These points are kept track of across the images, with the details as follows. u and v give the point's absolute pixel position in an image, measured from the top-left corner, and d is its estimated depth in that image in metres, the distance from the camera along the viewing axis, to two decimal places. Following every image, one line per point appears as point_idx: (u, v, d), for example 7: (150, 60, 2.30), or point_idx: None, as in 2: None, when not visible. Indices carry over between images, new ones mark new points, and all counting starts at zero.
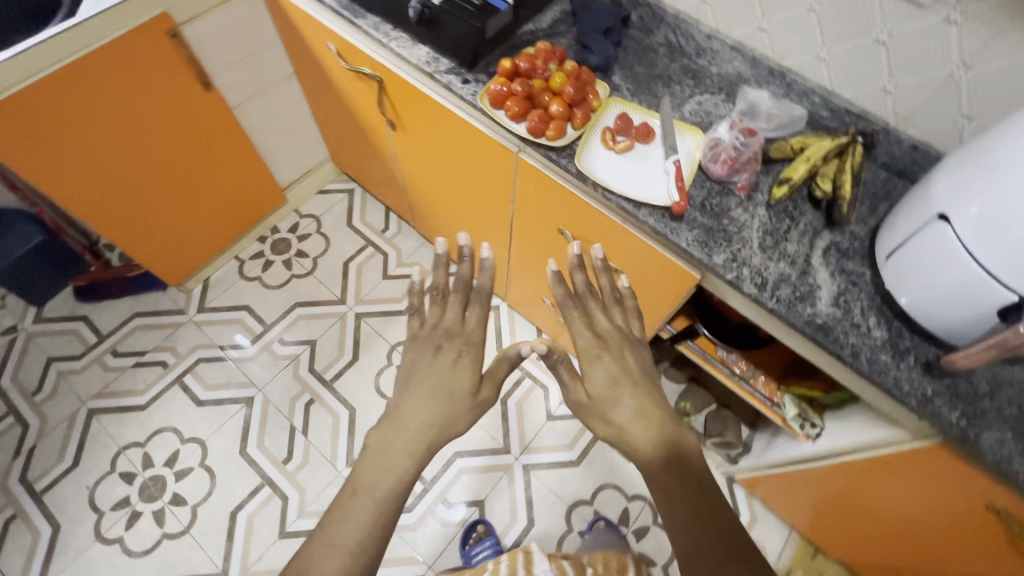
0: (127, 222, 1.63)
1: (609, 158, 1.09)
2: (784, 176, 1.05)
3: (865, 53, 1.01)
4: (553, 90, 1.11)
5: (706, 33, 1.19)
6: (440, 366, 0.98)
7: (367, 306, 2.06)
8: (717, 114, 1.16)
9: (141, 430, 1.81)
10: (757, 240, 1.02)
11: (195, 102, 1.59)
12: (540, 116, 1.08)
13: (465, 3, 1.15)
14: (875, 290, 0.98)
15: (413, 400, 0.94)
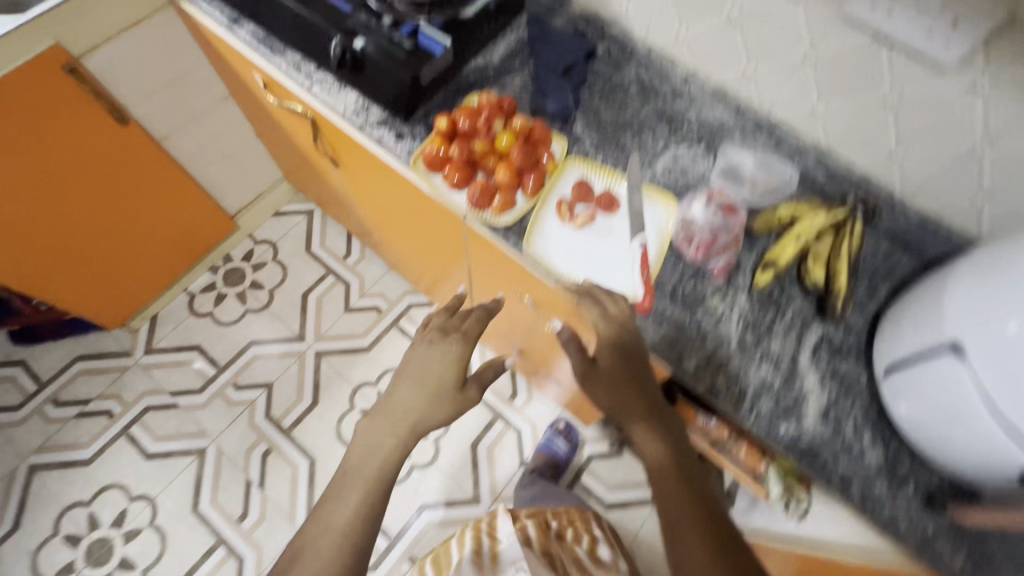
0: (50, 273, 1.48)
1: (565, 234, 0.93)
2: (769, 259, 0.90)
3: (869, 114, 0.83)
4: (500, 154, 0.95)
5: (682, 75, 1.02)
6: (432, 365, 0.93)
7: (328, 343, 1.92)
8: (693, 174, 1.00)
9: (86, 488, 1.69)
10: (736, 337, 0.88)
11: (113, 140, 1.40)
12: (483, 187, 0.92)
13: (395, 44, 0.95)
14: (871, 399, 0.85)
15: (404, 392, 0.92)
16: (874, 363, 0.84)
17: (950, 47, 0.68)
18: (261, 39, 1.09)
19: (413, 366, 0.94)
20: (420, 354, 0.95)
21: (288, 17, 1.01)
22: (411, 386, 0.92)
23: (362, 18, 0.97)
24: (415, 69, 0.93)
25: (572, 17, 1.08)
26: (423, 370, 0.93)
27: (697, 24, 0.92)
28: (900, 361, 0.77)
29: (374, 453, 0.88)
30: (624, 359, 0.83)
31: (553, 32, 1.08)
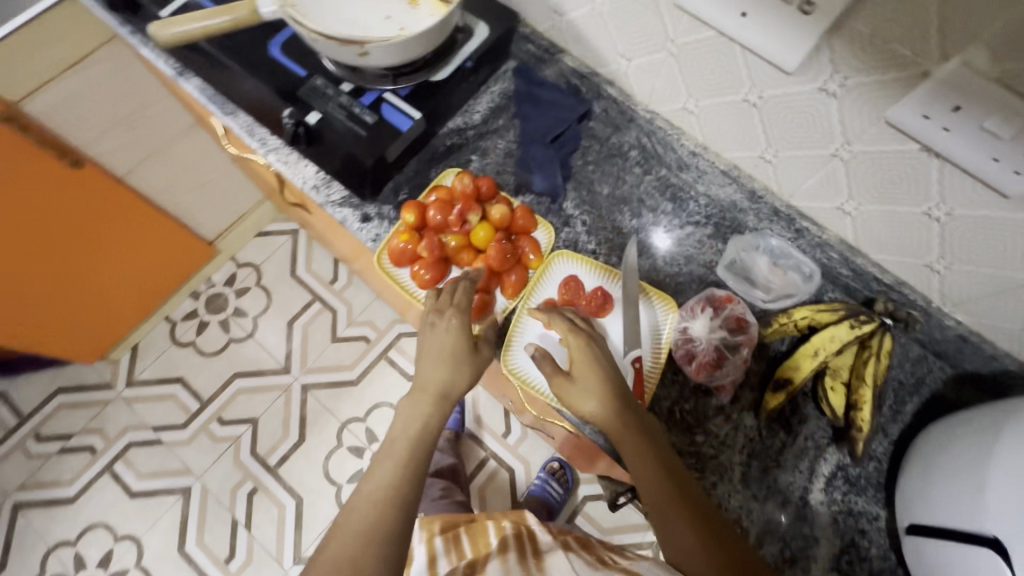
0: (16, 324, 1.40)
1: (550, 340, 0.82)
2: (781, 376, 0.79)
3: (909, 223, 0.70)
4: (477, 247, 0.84)
5: (691, 148, 0.86)
6: (449, 338, 0.73)
7: (315, 375, 1.84)
8: (699, 261, 0.89)
9: (71, 527, 1.67)
10: (739, 467, 0.78)
11: (69, 185, 1.27)
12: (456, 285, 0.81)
13: (355, 117, 0.81)
14: (890, 546, 0.75)
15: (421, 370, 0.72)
16: (895, 506, 0.75)
17: (1019, 177, 0.56)
18: (209, 94, 0.93)
19: (432, 344, 0.73)
20: (429, 331, 0.74)
21: (235, 79, 0.87)
22: (437, 364, 0.72)
23: (318, 83, 0.83)
24: (378, 152, 0.80)
25: (564, 70, 0.92)
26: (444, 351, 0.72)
27: (708, 99, 0.77)
28: (931, 521, 0.67)
29: (397, 451, 0.68)
30: (602, 371, 0.72)
31: (542, 88, 0.94)
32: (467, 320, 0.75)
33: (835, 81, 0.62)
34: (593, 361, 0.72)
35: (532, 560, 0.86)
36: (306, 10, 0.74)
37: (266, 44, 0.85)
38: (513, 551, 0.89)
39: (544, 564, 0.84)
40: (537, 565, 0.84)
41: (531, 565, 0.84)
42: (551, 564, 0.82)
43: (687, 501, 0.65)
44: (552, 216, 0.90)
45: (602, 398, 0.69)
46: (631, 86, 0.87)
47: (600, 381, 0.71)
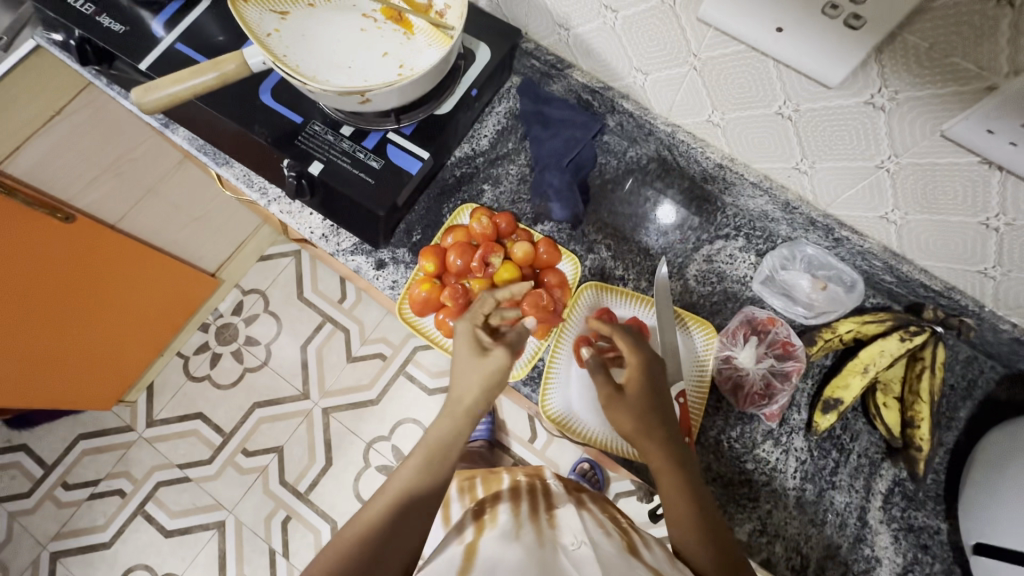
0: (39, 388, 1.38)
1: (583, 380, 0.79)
2: (831, 396, 0.76)
3: (961, 233, 0.66)
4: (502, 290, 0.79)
5: (716, 161, 0.81)
6: (467, 341, 0.71)
7: (335, 398, 1.82)
8: (733, 277, 0.85)
9: (111, 571, 1.68)
10: (793, 491, 0.76)
11: (71, 244, 1.22)
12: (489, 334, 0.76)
13: (359, 164, 0.76)
14: (954, 560, 0.73)
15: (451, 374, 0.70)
16: (958, 520, 0.73)
17: None
18: (201, 143, 0.90)
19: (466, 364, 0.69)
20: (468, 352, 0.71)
21: (227, 130, 0.81)
22: (471, 383, 0.70)
23: (316, 129, 0.78)
24: (389, 201, 0.76)
25: (573, 85, 0.87)
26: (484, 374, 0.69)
27: (735, 112, 0.72)
28: (1004, 541, 0.65)
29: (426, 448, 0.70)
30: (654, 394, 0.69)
31: (550, 105, 0.89)
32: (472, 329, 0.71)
33: (884, 95, 0.57)
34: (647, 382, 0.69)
35: (544, 515, 0.73)
36: (297, 60, 0.68)
37: (257, 90, 0.79)
38: (525, 505, 0.76)
39: (554, 518, 0.72)
40: (547, 522, 0.71)
41: (541, 520, 0.72)
42: (564, 521, 0.70)
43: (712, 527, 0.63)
44: (575, 244, 0.86)
45: (647, 416, 0.67)
46: (647, 100, 0.81)
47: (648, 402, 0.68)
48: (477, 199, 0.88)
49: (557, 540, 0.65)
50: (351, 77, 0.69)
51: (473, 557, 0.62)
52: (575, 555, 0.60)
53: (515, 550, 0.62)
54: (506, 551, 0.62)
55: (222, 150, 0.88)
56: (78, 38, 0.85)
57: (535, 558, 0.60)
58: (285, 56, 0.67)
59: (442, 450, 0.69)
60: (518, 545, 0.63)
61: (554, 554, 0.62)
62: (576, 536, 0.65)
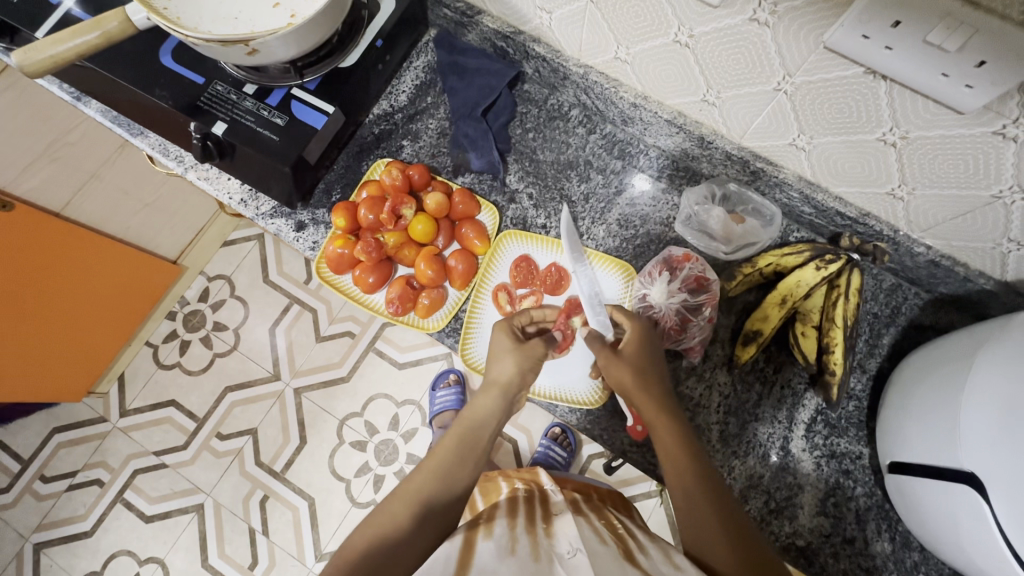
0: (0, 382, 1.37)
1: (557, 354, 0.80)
2: (751, 328, 0.76)
3: (862, 152, 0.66)
4: (413, 240, 0.81)
5: (630, 100, 0.79)
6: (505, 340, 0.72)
7: (306, 378, 1.81)
8: (656, 219, 0.85)
9: (94, 558, 1.70)
10: (717, 427, 0.76)
11: (7, 231, 1.19)
12: (403, 286, 0.78)
13: (262, 122, 0.75)
14: (874, 482, 0.74)
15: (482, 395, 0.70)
16: (877, 444, 0.73)
17: (972, 91, 0.50)
18: (115, 115, 0.88)
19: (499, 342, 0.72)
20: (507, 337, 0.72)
21: (131, 97, 0.80)
22: (503, 360, 0.71)
23: (219, 90, 0.77)
24: (293, 156, 0.74)
25: (485, 32, 0.84)
26: (529, 356, 0.71)
27: (638, 45, 0.71)
28: (911, 457, 0.65)
29: (461, 430, 0.68)
30: (650, 355, 0.69)
31: (465, 55, 0.87)
32: (399, 301, 0.77)
33: (765, 9, 0.56)
34: (645, 348, 0.70)
35: (541, 524, 0.71)
36: (179, 12, 0.66)
37: (156, 54, 0.77)
38: (521, 515, 0.73)
39: (551, 528, 0.69)
40: (545, 531, 0.68)
41: (538, 529, 0.69)
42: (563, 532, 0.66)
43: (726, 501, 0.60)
44: (496, 194, 0.85)
45: (646, 366, 0.68)
46: (557, 41, 0.80)
47: (644, 359, 0.69)
48: (396, 156, 0.87)
49: (553, 549, 0.59)
50: (238, 28, 0.68)
51: (468, 555, 0.56)
52: (572, 564, 0.55)
53: (512, 558, 0.57)
54: (502, 556, 0.57)
55: (135, 120, 0.87)
56: None
57: (529, 569, 0.55)
58: (166, 8, 0.66)
59: (478, 432, 0.67)
60: (514, 552, 0.58)
61: (551, 565, 0.56)
62: (573, 543, 0.59)
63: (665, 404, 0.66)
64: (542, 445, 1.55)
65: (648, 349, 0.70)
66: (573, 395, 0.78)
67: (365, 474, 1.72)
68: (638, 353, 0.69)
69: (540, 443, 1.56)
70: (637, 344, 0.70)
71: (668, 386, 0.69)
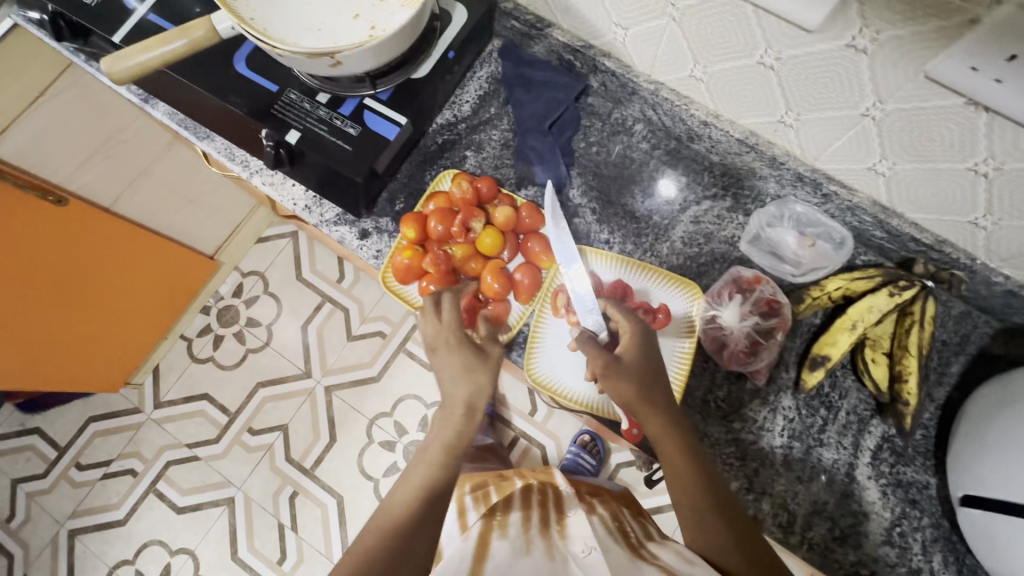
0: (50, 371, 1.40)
1: None
2: (819, 353, 0.75)
3: (949, 181, 0.65)
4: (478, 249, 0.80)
5: (700, 118, 0.79)
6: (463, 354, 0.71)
7: (336, 376, 1.82)
8: (720, 238, 0.84)
9: (127, 547, 1.73)
10: (781, 450, 0.76)
11: (65, 226, 1.20)
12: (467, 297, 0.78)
13: (334, 132, 0.75)
14: (942, 513, 0.73)
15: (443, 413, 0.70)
16: (946, 476, 0.72)
17: None
18: (181, 118, 0.89)
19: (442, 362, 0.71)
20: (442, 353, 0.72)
21: (203, 102, 0.80)
22: (457, 382, 0.70)
23: (292, 97, 0.77)
24: (366, 166, 0.75)
25: (554, 45, 0.84)
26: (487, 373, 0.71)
27: (717, 64, 0.70)
28: (989, 492, 0.64)
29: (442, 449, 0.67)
30: (647, 363, 0.70)
31: (532, 67, 0.87)
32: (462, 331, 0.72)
33: (865, 36, 0.55)
34: (642, 355, 0.71)
35: (554, 523, 0.79)
36: (265, 23, 0.67)
37: (230, 60, 0.78)
38: (536, 510, 0.83)
39: (565, 530, 0.77)
40: (558, 532, 0.76)
41: (552, 529, 0.77)
42: (573, 531, 0.75)
43: (730, 507, 0.63)
44: (560, 208, 0.85)
45: (645, 375, 0.69)
46: (629, 56, 0.79)
47: (643, 368, 0.70)
48: (459, 166, 0.87)
49: (567, 549, 0.71)
50: (321, 39, 0.68)
51: (485, 554, 0.70)
52: (585, 563, 0.67)
53: (527, 557, 0.70)
54: (518, 555, 0.70)
55: (202, 124, 0.88)
56: (51, 13, 0.84)
57: (545, 568, 0.68)
58: (253, 19, 0.66)
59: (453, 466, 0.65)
60: (528, 552, 0.71)
61: (566, 564, 0.69)
62: (586, 542, 0.70)
63: (666, 416, 0.68)
64: (572, 452, 1.55)
65: (647, 359, 0.70)
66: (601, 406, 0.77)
67: (393, 474, 1.74)
68: (639, 364, 0.70)
69: (570, 450, 1.56)
70: (635, 350, 0.70)
71: (668, 393, 0.70)
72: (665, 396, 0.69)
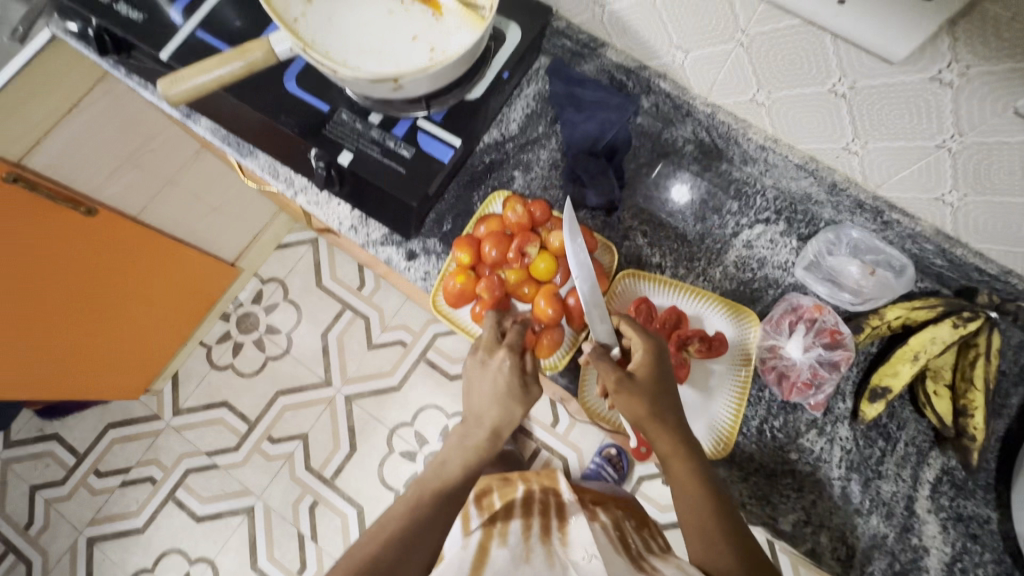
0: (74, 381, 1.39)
1: None
2: (879, 384, 0.73)
3: (1022, 214, 0.64)
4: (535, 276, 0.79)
5: (758, 142, 0.77)
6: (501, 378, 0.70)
7: (356, 385, 1.81)
8: (773, 263, 0.82)
9: (146, 555, 1.72)
10: (837, 481, 0.74)
11: (92, 234, 1.19)
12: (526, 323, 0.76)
13: (387, 154, 0.74)
14: (1003, 549, 0.72)
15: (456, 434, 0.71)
16: (1008, 511, 0.71)
17: None
18: (224, 134, 0.88)
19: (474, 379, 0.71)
20: (480, 370, 0.71)
21: (252, 120, 0.79)
22: (491, 402, 0.70)
23: (343, 117, 0.76)
24: (421, 190, 0.74)
25: (606, 65, 0.83)
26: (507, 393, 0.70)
27: (782, 91, 0.69)
28: None
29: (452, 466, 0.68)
30: (662, 380, 0.68)
31: (583, 86, 0.84)
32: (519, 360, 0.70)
33: (954, 71, 0.54)
34: (658, 373, 0.68)
35: (555, 535, 0.79)
36: (327, 47, 0.66)
37: (281, 79, 0.77)
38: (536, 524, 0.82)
39: (565, 537, 0.78)
40: (558, 538, 0.78)
41: (553, 540, 0.78)
42: (574, 540, 0.75)
43: (739, 526, 0.62)
44: (610, 231, 0.84)
45: (658, 393, 0.67)
46: (685, 78, 0.78)
47: (657, 385, 0.67)
48: (507, 186, 0.86)
49: (567, 557, 0.71)
50: (381, 62, 0.67)
51: (481, 563, 0.70)
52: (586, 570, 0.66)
53: (527, 565, 0.70)
54: (517, 563, 0.70)
55: (246, 141, 0.86)
56: (96, 27, 0.83)
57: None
58: (314, 43, 0.65)
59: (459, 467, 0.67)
60: (527, 561, 0.71)
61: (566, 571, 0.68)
62: (586, 550, 0.70)
63: (677, 433, 0.66)
64: (595, 465, 1.54)
65: (660, 374, 0.68)
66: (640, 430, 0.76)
67: None
68: (652, 381, 0.67)
69: (594, 463, 1.55)
70: (650, 368, 0.68)
71: (679, 409, 0.68)
72: (677, 413, 0.68)
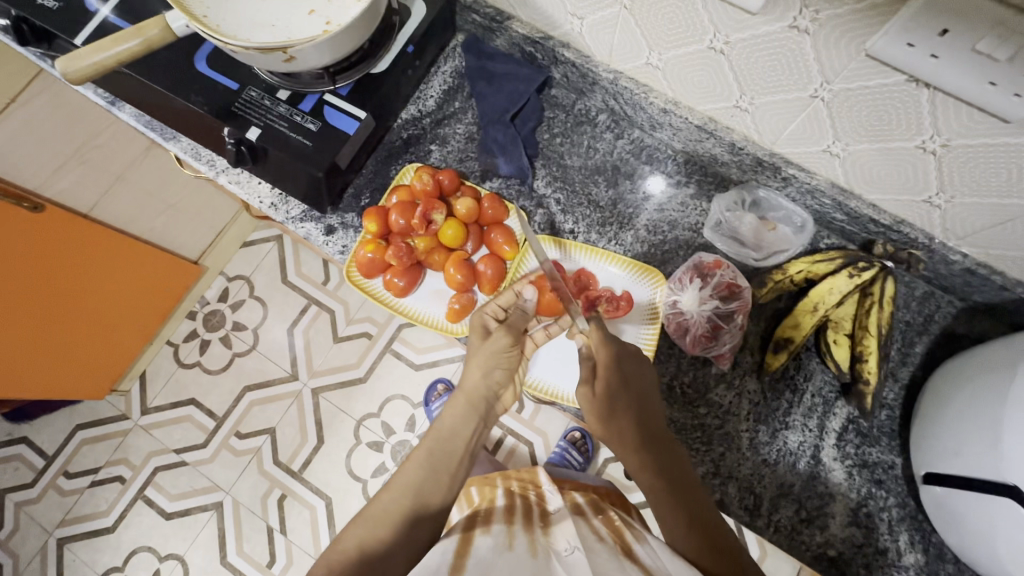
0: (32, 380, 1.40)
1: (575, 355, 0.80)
2: (781, 336, 0.75)
3: (900, 160, 0.65)
4: (504, 262, 0.82)
5: (660, 105, 0.79)
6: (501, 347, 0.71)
7: (323, 378, 1.80)
8: (684, 225, 0.85)
9: (116, 553, 1.71)
10: (746, 433, 0.76)
11: (39, 231, 1.17)
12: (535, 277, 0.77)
13: (293, 127, 0.76)
14: (907, 492, 0.73)
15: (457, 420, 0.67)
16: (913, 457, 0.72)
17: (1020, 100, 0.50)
18: (148, 119, 0.90)
19: (474, 348, 0.71)
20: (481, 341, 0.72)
21: (166, 102, 0.81)
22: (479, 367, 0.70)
23: (253, 95, 0.77)
24: (328, 161, 0.75)
25: (515, 37, 0.84)
26: (488, 356, 0.70)
27: (671, 51, 0.70)
28: (949, 468, 0.65)
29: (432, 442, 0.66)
30: (628, 396, 0.66)
31: (494, 60, 0.87)
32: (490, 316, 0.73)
33: (806, 16, 0.56)
34: (621, 389, 0.65)
35: (539, 524, 0.68)
36: (218, 20, 0.67)
37: (192, 59, 0.78)
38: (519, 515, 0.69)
39: (548, 528, 0.66)
40: (542, 531, 0.66)
41: (536, 529, 0.66)
42: (558, 529, 0.65)
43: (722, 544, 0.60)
44: (524, 200, 0.86)
45: (621, 413, 0.64)
46: (587, 46, 0.79)
47: (623, 404, 0.65)
48: (425, 160, 0.88)
49: (550, 546, 0.61)
50: (275, 34, 0.69)
51: (465, 550, 0.57)
52: (570, 561, 0.56)
53: (510, 554, 0.58)
54: (500, 552, 0.57)
55: (167, 124, 0.88)
56: (14, 17, 0.84)
57: (528, 566, 0.56)
58: (205, 16, 0.66)
59: (451, 444, 0.65)
60: (511, 548, 0.59)
61: (549, 562, 0.57)
62: (571, 540, 0.60)
63: (646, 452, 0.64)
64: (561, 448, 1.52)
65: (625, 389, 0.66)
66: (569, 397, 0.79)
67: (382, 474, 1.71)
68: (615, 398, 0.65)
69: (558, 446, 1.54)
70: (612, 385, 0.65)
71: (652, 424, 0.66)
72: (646, 430, 0.65)
